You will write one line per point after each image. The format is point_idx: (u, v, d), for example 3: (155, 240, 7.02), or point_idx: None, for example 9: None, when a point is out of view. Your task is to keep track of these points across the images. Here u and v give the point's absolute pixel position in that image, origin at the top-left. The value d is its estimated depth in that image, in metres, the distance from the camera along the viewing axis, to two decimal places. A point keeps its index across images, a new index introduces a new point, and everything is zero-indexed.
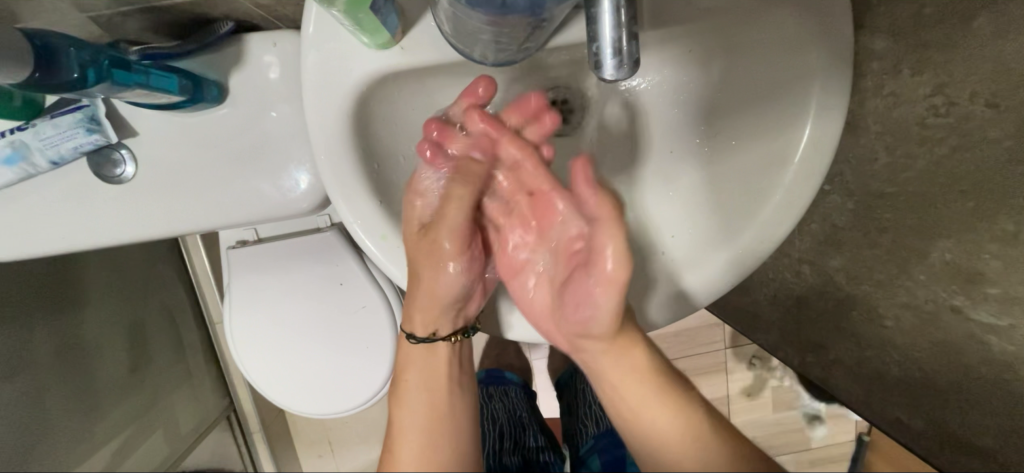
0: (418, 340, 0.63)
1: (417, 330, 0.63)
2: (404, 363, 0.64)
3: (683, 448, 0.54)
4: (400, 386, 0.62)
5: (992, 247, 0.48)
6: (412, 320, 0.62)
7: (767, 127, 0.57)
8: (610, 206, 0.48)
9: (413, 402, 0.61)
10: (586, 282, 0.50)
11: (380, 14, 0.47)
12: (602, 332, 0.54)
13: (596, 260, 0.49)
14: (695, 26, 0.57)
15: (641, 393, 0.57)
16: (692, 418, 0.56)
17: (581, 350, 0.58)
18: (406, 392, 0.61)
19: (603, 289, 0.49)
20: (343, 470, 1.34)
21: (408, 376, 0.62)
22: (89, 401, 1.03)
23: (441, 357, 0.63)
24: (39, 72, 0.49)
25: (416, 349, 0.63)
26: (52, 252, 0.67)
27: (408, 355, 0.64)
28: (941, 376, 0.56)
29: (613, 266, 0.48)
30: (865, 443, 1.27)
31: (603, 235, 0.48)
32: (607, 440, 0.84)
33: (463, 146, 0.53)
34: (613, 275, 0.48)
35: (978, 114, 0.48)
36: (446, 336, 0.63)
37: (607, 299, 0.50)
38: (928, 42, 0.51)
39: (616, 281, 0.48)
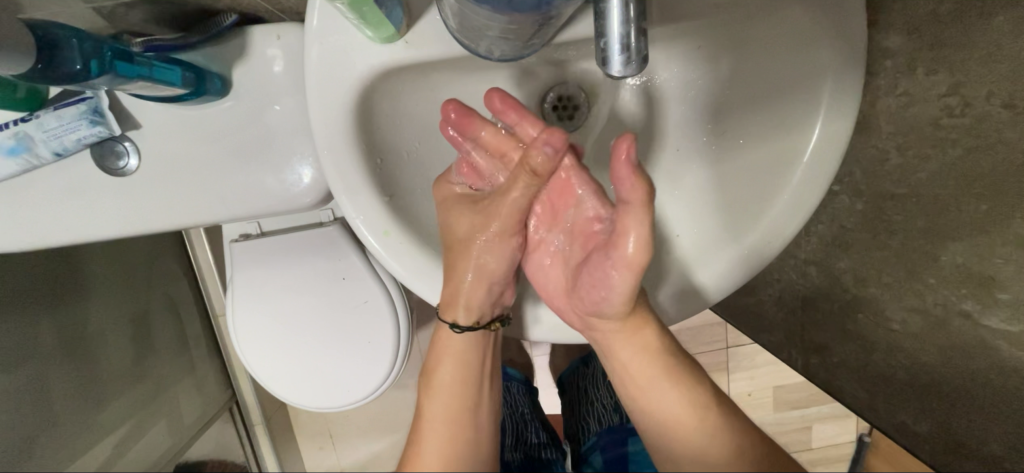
0: (463, 329, 0.60)
1: (460, 318, 0.59)
2: (439, 352, 0.63)
3: (687, 428, 0.57)
4: (433, 376, 0.63)
5: (1005, 251, 0.47)
6: (454, 306, 0.58)
7: (777, 126, 0.56)
8: (645, 191, 0.45)
9: (443, 394, 0.61)
10: (605, 263, 0.51)
11: (384, 8, 0.46)
12: (615, 310, 0.54)
13: (617, 242, 0.48)
14: (706, 22, 0.56)
15: (649, 371, 0.58)
16: (697, 401, 0.57)
17: (593, 328, 0.58)
18: (438, 384, 0.62)
19: (621, 271, 0.50)
20: (343, 463, 1.35)
21: (442, 366, 0.62)
22: (93, 391, 1.04)
23: (477, 354, 0.63)
24: (42, 64, 0.49)
25: (455, 341, 0.62)
26: (55, 243, 0.66)
27: (444, 345, 0.63)
28: (948, 381, 0.55)
29: (633, 250, 0.48)
30: (866, 444, 1.27)
31: (628, 220, 0.47)
32: (610, 437, 0.84)
33: (481, 126, 0.53)
34: (632, 258, 0.48)
35: (995, 115, 0.46)
36: (486, 324, 0.60)
37: (623, 282, 0.50)
38: (945, 41, 0.50)
39: (635, 265, 0.48)
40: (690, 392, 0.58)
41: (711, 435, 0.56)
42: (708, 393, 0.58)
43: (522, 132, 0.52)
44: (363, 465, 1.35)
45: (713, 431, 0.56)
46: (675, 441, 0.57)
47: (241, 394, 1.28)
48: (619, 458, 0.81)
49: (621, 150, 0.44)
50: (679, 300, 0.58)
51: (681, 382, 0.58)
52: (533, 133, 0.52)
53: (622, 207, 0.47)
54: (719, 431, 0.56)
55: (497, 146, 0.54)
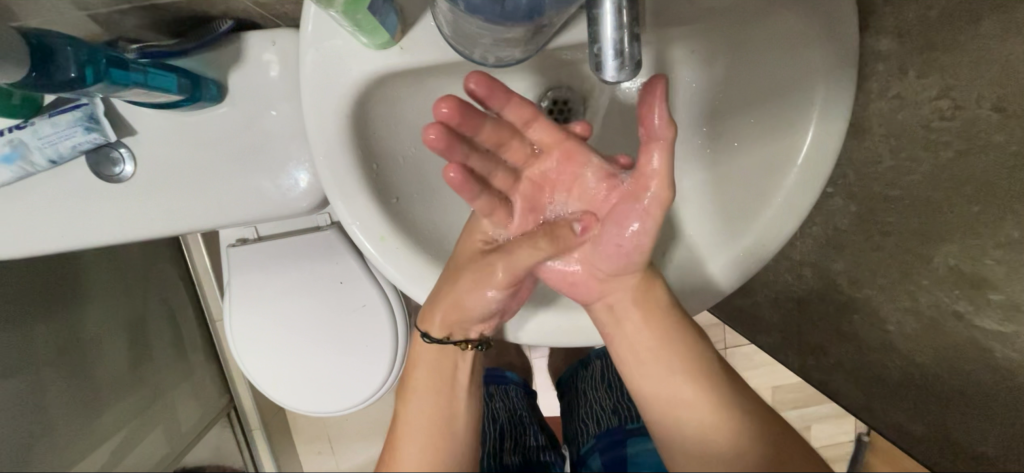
0: (433, 340, 0.58)
1: (434, 330, 0.58)
2: (415, 360, 0.60)
3: (690, 409, 0.54)
4: (409, 383, 0.60)
5: (996, 253, 0.48)
6: (431, 320, 0.57)
7: (771, 128, 0.57)
8: (672, 126, 0.43)
9: (419, 399, 0.58)
10: (628, 214, 0.49)
11: (378, 15, 0.47)
12: (638, 263, 0.53)
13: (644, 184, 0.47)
14: (699, 26, 0.56)
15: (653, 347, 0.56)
16: (703, 385, 0.54)
17: (608, 292, 0.55)
18: (414, 390, 0.59)
19: (647, 212, 0.48)
20: (342, 467, 1.34)
21: (417, 372, 0.60)
22: (89, 398, 1.03)
23: (451, 361, 0.59)
24: (37, 72, 0.49)
25: (428, 349, 0.59)
26: (50, 250, 0.66)
27: (419, 351, 0.60)
28: (942, 382, 0.55)
29: (660, 188, 0.46)
30: (864, 444, 1.28)
31: (655, 154, 0.45)
32: (608, 439, 0.80)
33: (478, 123, 0.48)
34: (660, 197, 0.47)
35: (985, 118, 0.47)
36: (458, 342, 0.58)
37: (649, 227, 0.49)
38: (935, 44, 0.50)
39: (661, 205, 0.47)
40: (696, 373, 0.55)
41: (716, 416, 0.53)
42: (715, 375, 0.55)
43: (511, 112, 0.49)
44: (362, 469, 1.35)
45: (719, 413, 0.53)
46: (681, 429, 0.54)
47: (239, 399, 1.28)
48: (618, 460, 0.75)
49: (658, 84, 0.42)
50: None
51: (687, 358, 0.55)
52: (524, 110, 0.49)
53: (648, 143, 0.45)
54: (726, 414, 0.53)
55: (491, 137, 0.50)
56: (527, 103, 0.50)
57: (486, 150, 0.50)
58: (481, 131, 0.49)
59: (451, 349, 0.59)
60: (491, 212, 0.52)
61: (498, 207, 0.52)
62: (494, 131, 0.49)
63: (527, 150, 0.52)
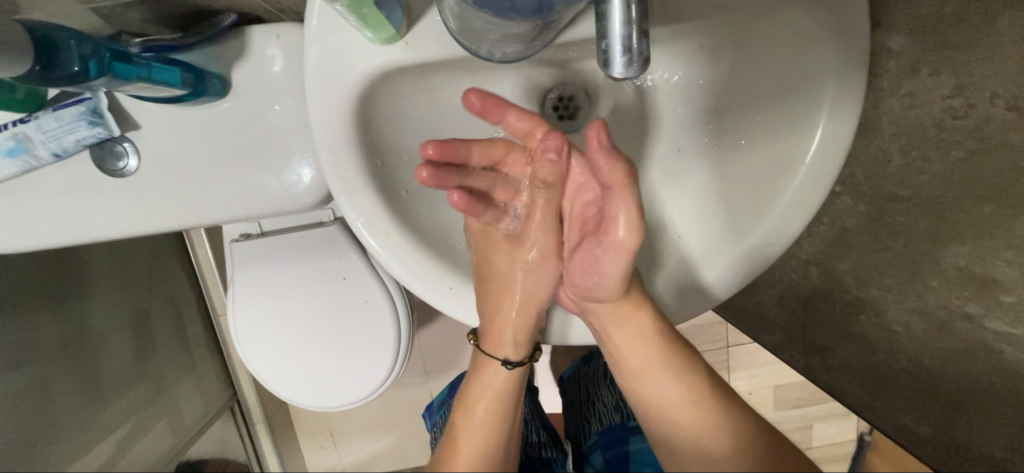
0: (512, 366, 0.62)
1: (510, 355, 0.61)
2: (481, 385, 0.62)
3: (680, 409, 0.57)
4: (471, 408, 0.61)
5: (1008, 253, 0.47)
6: (505, 341, 0.61)
7: (780, 126, 0.56)
8: (625, 171, 0.47)
9: (483, 424, 0.60)
10: (597, 248, 0.54)
11: (383, 9, 0.46)
12: (610, 295, 0.55)
13: (608, 227, 0.51)
14: (708, 22, 0.55)
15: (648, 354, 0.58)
16: (696, 387, 0.57)
17: (588, 313, 0.58)
18: (476, 414, 0.60)
19: (612, 255, 0.52)
20: (344, 462, 1.35)
21: (482, 399, 0.61)
22: (94, 391, 1.04)
23: (518, 389, 0.63)
24: (39, 65, 0.49)
25: (500, 377, 0.62)
26: (55, 243, 0.66)
27: (485, 378, 0.62)
28: (950, 384, 0.55)
29: (624, 234, 0.50)
30: (866, 443, 1.27)
31: (616, 203, 0.49)
32: (610, 437, 0.81)
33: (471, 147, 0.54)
34: (623, 241, 0.51)
35: (998, 117, 0.46)
36: (525, 359, 0.62)
37: (615, 267, 0.53)
38: (949, 41, 0.49)
39: (626, 247, 0.51)
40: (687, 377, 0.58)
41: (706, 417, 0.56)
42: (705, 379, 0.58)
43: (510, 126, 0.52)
44: (364, 463, 1.35)
45: (709, 414, 0.56)
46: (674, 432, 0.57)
47: (242, 393, 1.28)
48: (619, 459, 0.78)
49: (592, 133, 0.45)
50: (681, 299, 0.58)
51: (678, 363, 0.58)
52: (523, 124, 0.52)
53: (608, 189, 0.49)
54: (714, 414, 0.56)
55: (487, 156, 0.56)
56: (525, 117, 0.51)
57: (485, 169, 0.56)
58: (475, 153, 0.55)
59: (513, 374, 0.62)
60: (495, 220, 0.58)
61: (501, 215, 0.58)
62: (491, 152, 0.55)
63: (526, 161, 0.56)
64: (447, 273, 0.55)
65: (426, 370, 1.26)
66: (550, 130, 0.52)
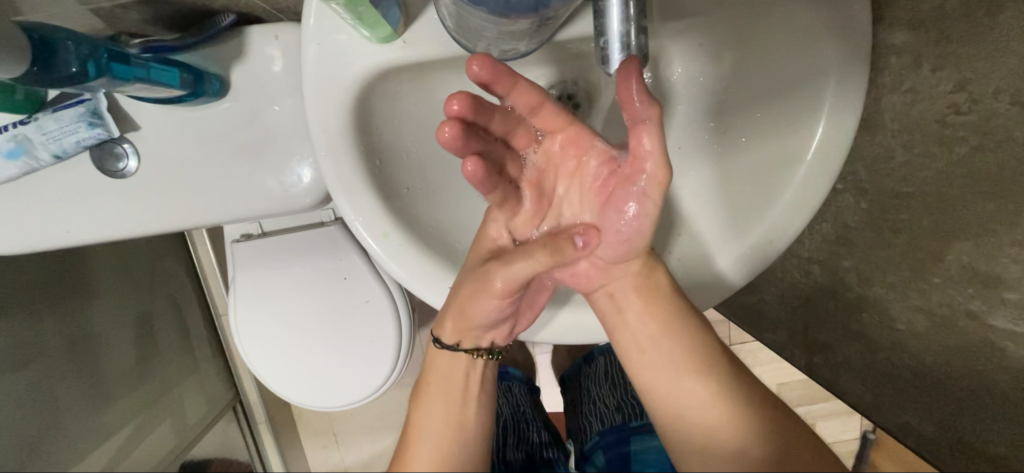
0: (444, 345, 0.57)
1: (445, 335, 0.56)
2: (428, 364, 0.59)
3: (687, 400, 0.53)
4: (421, 387, 0.59)
5: (1011, 250, 0.47)
6: (444, 326, 0.56)
7: (780, 123, 0.56)
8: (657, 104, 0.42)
9: (433, 407, 0.57)
10: (624, 196, 0.48)
11: (380, 7, 0.46)
12: (638, 249, 0.51)
13: (635, 166, 0.46)
14: (708, 18, 0.55)
15: (660, 341, 0.53)
16: (708, 376, 0.53)
17: (608, 280, 0.54)
18: (426, 397, 0.58)
19: (643, 197, 0.47)
20: (346, 461, 1.35)
21: (431, 380, 0.58)
22: (98, 392, 1.04)
23: (463, 368, 0.58)
24: (37, 66, 0.49)
25: (444, 358, 0.58)
26: (56, 245, 0.67)
27: (433, 360, 0.59)
28: (955, 382, 0.54)
29: (655, 166, 0.45)
30: (870, 440, 1.26)
31: (643, 133, 0.43)
32: (612, 436, 0.79)
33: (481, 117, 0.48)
34: (655, 175, 0.45)
35: (1002, 111, 0.46)
36: (473, 350, 0.57)
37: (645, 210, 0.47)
38: (952, 36, 0.49)
39: (659, 185, 0.46)
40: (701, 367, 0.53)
41: (715, 407, 0.52)
42: (720, 366, 0.53)
43: (517, 96, 0.47)
44: (367, 463, 1.35)
45: (717, 404, 0.52)
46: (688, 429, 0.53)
47: (245, 393, 1.29)
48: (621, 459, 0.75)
49: (631, 67, 0.40)
50: None
51: (691, 346, 0.53)
52: (532, 94, 0.47)
53: (634, 126, 0.43)
54: (723, 405, 0.52)
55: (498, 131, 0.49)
56: (535, 86, 0.47)
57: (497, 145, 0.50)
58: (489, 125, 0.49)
59: (464, 357, 0.57)
60: (505, 203, 0.50)
61: (510, 198, 0.51)
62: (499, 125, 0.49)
63: (532, 136, 0.51)
64: (447, 273, 0.55)
65: None
66: (558, 102, 0.49)
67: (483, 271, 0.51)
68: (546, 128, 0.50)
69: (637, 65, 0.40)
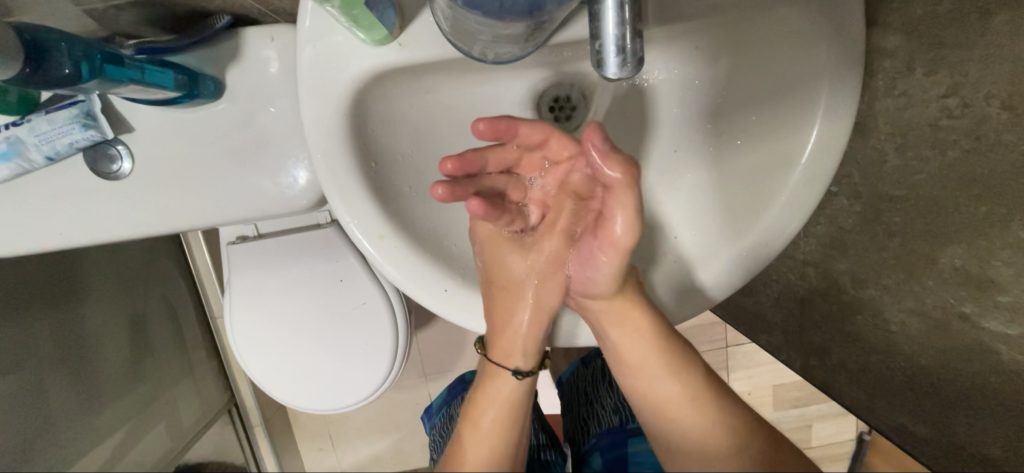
0: (524, 375, 0.58)
1: (520, 363, 0.58)
2: (487, 397, 0.58)
3: (676, 407, 0.55)
4: (481, 420, 0.57)
5: (1004, 254, 0.47)
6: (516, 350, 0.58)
7: (774, 126, 0.56)
8: (626, 168, 0.47)
9: (490, 436, 0.56)
10: (592, 245, 0.54)
11: (375, 11, 0.46)
12: (603, 291, 0.54)
13: (607, 223, 0.51)
14: (704, 22, 0.55)
15: (642, 349, 0.56)
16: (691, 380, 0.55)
17: (588, 312, 0.57)
18: (484, 425, 0.56)
19: (610, 253, 0.52)
20: (343, 464, 1.35)
21: (490, 409, 0.57)
22: (91, 394, 1.03)
23: (526, 399, 0.59)
24: (30, 68, 0.49)
25: (509, 387, 0.58)
26: (49, 247, 0.66)
27: (492, 387, 0.58)
28: (948, 384, 0.54)
29: (622, 232, 0.50)
30: (865, 442, 1.27)
31: (616, 200, 0.49)
32: (608, 439, 0.80)
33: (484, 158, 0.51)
34: (621, 239, 0.51)
35: (994, 116, 0.46)
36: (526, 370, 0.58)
37: (610, 265, 0.53)
38: (944, 41, 0.49)
39: (622, 246, 0.51)
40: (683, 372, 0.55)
41: (701, 414, 0.54)
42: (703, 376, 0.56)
43: (523, 133, 0.50)
44: (364, 465, 1.35)
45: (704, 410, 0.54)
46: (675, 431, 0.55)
47: (240, 395, 1.28)
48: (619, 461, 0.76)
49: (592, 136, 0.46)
50: (677, 300, 0.58)
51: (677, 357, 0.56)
52: (535, 134, 0.50)
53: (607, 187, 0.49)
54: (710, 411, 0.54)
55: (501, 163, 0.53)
56: (541, 126, 0.50)
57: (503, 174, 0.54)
58: (488, 162, 0.52)
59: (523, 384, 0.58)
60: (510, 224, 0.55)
61: (517, 220, 0.55)
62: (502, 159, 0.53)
63: (540, 162, 0.53)
64: (443, 276, 0.55)
65: (424, 372, 1.26)
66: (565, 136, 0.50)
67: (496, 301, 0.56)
68: (553, 157, 0.52)
69: (600, 137, 0.46)
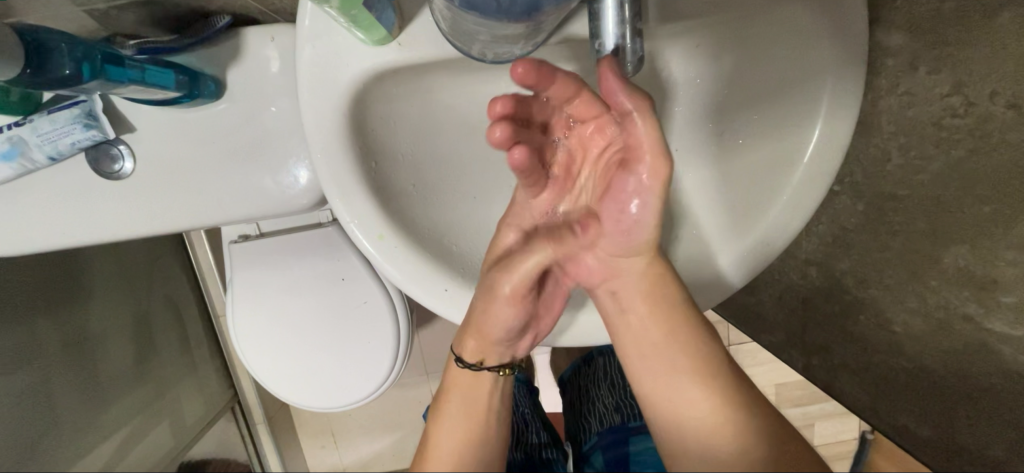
0: (465, 364, 0.57)
1: (464, 352, 0.57)
2: (445, 383, 0.59)
3: (689, 405, 0.52)
4: (441, 405, 0.58)
5: (1008, 253, 0.47)
6: (464, 344, 0.56)
7: (775, 125, 0.56)
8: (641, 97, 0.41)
9: (450, 424, 0.56)
10: (623, 193, 0.46)
11: (375, 11, 0.46)
12: (643, 242, 0.49)
13: (635, 158, 0.43)
14: (705, 20, 0.55)
15: (661, 345, 0.53)
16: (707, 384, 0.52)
17: (614, 277, 0.52)
18: (445, 414, 0.57)
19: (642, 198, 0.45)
20: (346, 461, 1.35)
21: (452, 397, 0.57)
22: (96, 392, 1.05)
23: (483, 383, 0.58)
24: (32, 68, 0.49)
25: (467, 377, 0.57)
26: (52, 246, 0.67)
27: (453, 376, 0.58)
28: (951, 384, 0.54)
29: (653, 161, 0.43)
30: (867, 440, 1.26)
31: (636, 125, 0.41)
32: (610, 437, 0.79)
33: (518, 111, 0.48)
34: (654, 173, 0.43)
35: (997, 115, 0.46)
36: (496, 367, 0.57)
37: (644, 212, 0.46)
38: (948, 39, 0.49)
39: (656, 184, 0.44)
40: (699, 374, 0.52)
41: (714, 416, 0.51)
42: (724, 372, 0.52)
43: (554, 89, 0.46)
44: (366, 463, 1.36)
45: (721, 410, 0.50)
46: (683, 434, 0.52)
47: (244, 393, 1.29)
48: (620, 460, 0.74)
49: (606, 66, 0.40)
50: None
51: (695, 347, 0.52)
52: (567, 88, 0.46)
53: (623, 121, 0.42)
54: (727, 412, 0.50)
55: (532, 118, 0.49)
56: (575, 79, 0.46)
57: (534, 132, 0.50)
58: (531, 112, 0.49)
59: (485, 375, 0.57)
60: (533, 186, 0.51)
61: (541, 181, 0.52)
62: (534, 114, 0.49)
63: (566, 121, 0.50)
64: (443, 275, 0.55)
65: (426, 370, 1.26)
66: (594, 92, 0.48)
67: (501, 275, 0.52)
68: (580, 115, 0.49)
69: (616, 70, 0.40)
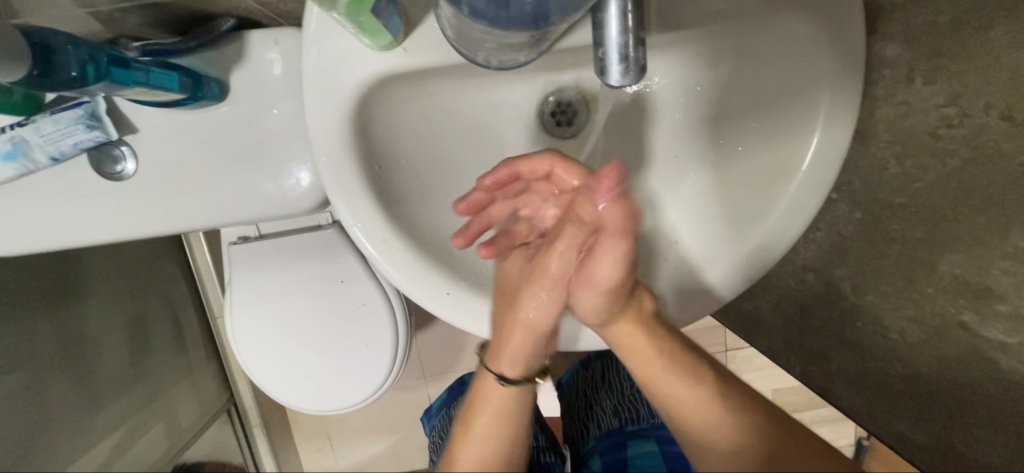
0: (508, 382, 0.55)
1: (507, 370, 0.55)
2: (478, 401, 0.56)
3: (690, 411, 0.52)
4: (469, 422, 0.54)
5: (1003, 262, 0.48)
6: (500, 358, 0.55)
7: (774, 133, 0.56)
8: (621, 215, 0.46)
9: (478, 439, 0.53)
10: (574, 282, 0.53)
11: (381, 17, 0.46)
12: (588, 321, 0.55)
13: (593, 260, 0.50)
14: (705, 30, 0.55)
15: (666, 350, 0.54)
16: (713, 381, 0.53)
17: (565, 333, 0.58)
18: (474, 429, 0.54)
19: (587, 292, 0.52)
20: (341, 465, 1.35)
21: (481, 410, 0.55)
22: (91, 393, 1.04)
23: (518, 407, 0.56)
24: (38, 70, 0.49)
25: (500, 393, 0.55)
26: (52, 246, 0.66)
27: (483, 389, 0.56)
28: (946, 392, 0.55)
29: (602, 275, 0.50)
30: (864, 447, 1.25)
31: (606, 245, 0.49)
32: (608, 441, 0.78)
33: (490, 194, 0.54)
34: (600, 281, 0.50)
35: (993, 126, 0.47)
36: (530, 375, 0.56)
37: (589, 303, 0.52)
38: (944, 51, 0.50)
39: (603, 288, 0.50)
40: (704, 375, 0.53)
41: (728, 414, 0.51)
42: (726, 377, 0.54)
43: (527, 165, 0.52)
44: (362, 466, 1.35)
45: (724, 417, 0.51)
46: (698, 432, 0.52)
47: (240, 395, 1.28)
48: (618, 463, 0.73)
49: (605, 178, 0.45)
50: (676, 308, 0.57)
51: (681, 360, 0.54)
52: (542, 165, 0.51)
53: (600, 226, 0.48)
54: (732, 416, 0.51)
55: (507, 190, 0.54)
56: (546, 156, 0.51)
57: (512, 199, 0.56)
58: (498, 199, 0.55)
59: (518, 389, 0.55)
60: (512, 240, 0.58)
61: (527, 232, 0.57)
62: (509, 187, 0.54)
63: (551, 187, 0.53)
64: (444, 278, 0.55)
65: (423, 373, 1.26)
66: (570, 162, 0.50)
67: (505, 293, 0.56)
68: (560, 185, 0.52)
69: (617, 176, 0.44)
